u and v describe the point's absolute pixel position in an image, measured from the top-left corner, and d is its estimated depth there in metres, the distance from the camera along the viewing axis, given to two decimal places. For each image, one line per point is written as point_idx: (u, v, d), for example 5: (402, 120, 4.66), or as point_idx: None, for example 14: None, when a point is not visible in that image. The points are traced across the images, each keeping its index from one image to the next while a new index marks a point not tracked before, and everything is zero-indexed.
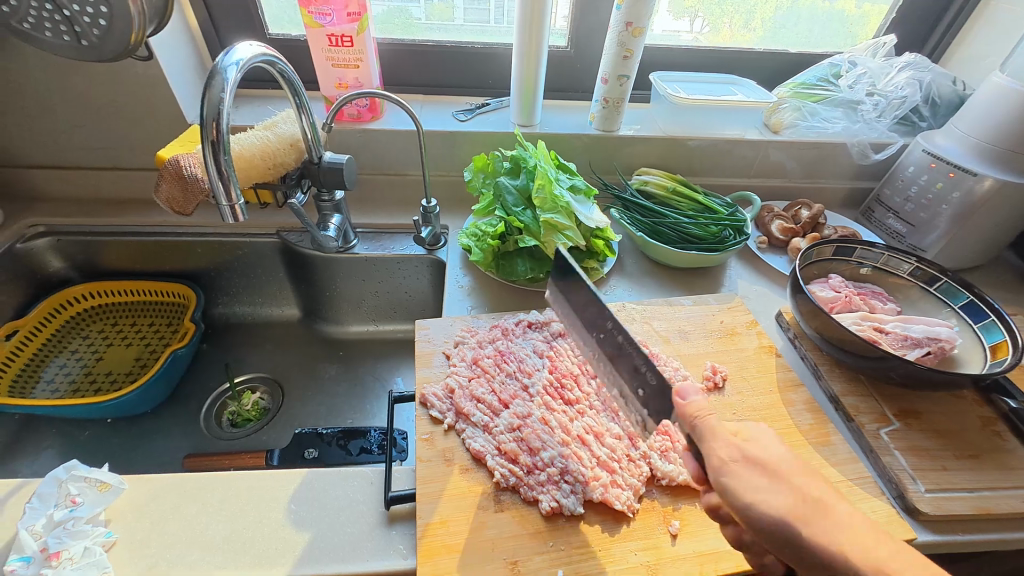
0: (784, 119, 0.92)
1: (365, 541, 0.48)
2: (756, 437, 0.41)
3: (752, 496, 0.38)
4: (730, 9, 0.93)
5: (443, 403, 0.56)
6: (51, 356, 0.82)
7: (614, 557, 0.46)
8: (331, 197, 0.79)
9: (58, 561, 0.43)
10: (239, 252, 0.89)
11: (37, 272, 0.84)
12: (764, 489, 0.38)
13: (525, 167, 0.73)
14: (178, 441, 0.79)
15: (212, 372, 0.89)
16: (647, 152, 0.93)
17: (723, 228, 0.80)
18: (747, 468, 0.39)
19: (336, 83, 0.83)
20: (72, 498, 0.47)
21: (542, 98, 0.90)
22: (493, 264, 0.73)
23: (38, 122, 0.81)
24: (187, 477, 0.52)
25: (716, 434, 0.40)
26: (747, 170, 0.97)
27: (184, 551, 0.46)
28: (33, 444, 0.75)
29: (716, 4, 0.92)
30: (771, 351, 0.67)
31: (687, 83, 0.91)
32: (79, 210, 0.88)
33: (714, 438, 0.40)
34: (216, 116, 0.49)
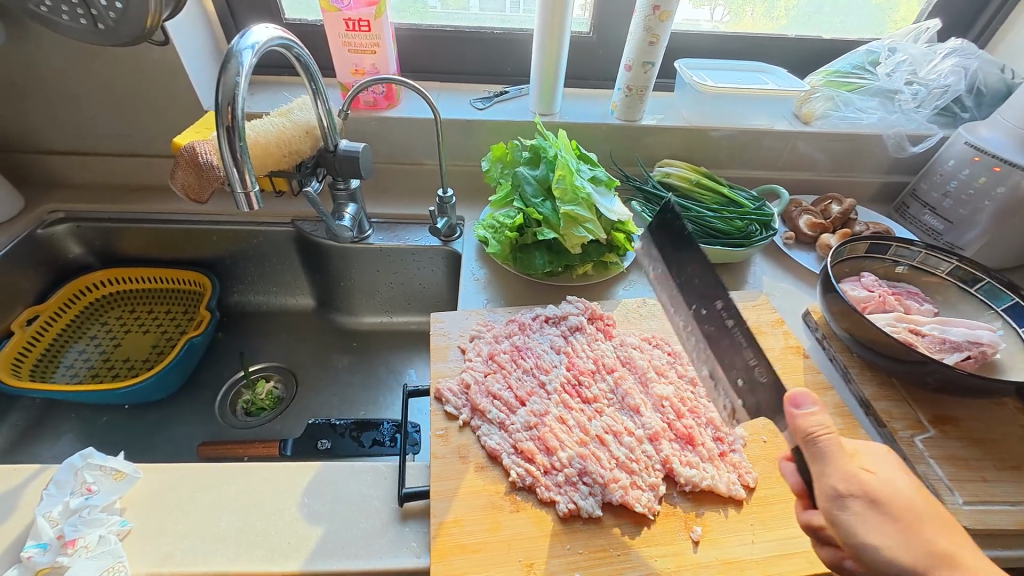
0: (816, 109, 0.89)
1: (378, 538, 0.47)
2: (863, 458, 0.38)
3: None
4: None
5: (458, 399, 0.55)
6: (71, 341, 0.82)
7: (633, 562, 0.44)
8: (346, 185, 0.77)
9: (74, 549, 0.43)
10: (253, 240, 0.89)
11: (57, 258, 0.85)
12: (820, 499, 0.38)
13: (545, 157, 0.71)
14: (193, 428, 0.79)
15: (228, 360, 0.89)
16: (669, 143, 0.90)
17: (749, 222, 0.77)
18: (864, 500, 0.36)
19: (352, 70, 0.81)
20: (87, 486, 0.47)
21: (562, 86, 0.87)
22: (510, 256, 0.71)
23: (57, 108, 0.81)
24: (201, 467, 0.51)
25: (832, 460, 0.37)
26: (775, 163, 0.94)
27: (197, 543, 0.45)
28: (53, 427, 0.76)
29: None
30: (798, 351, 0.64)
31: (714, 70, 0.88)
32: (98, 197, 0.88)
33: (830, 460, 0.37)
34: (231, 100, 0.48)
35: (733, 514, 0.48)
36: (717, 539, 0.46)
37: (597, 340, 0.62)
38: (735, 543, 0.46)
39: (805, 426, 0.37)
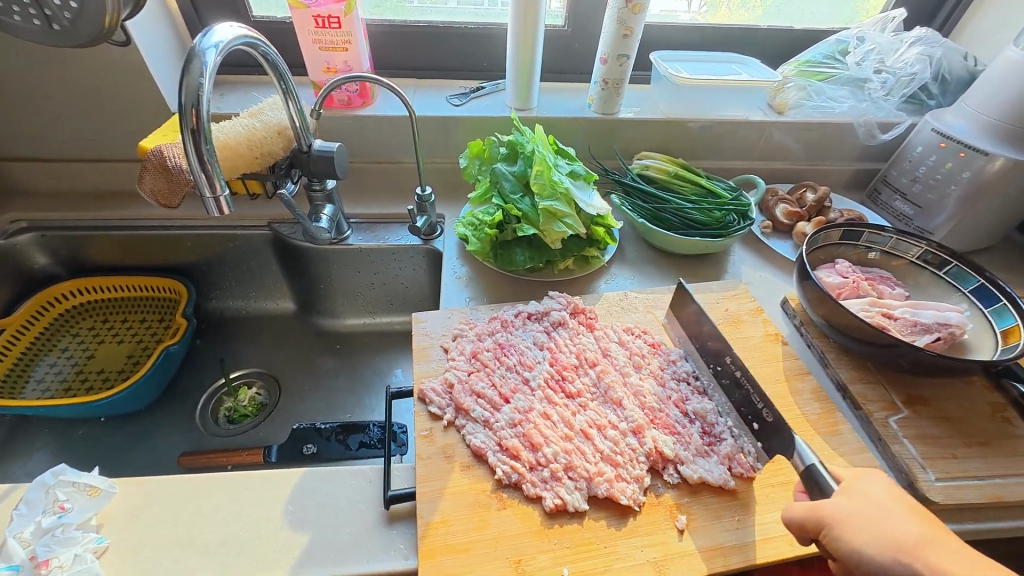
0: (789, 99, 0.90)
1: (364, 543, 0.46)
2: (859, 488, 0.41)
3: (858, 540, 0.38)
4: None
5: (442, 399, 0.55)
6: (41, 355, 0.80)
7: (619, 554, 0.44)
8: (323, 186, 0.76)
9: (47, 570, 0.42)
10: (229, 245, 0.87)
11: (22, 269, 0.82)
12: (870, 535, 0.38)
13: (523, 153, 0.70)
14: (173, 439, 0.78)
15: (207, 368, 0.88)
16: (648, 136, 0.91)
17: (727, 212, 0.78)
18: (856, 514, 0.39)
19: (324, 68, 0.80)
20: (60, 504, 0.46)
21: (539, 81, 0.87)
22: (491, 254, 0.71)
23: (17, 114, 0.78)
24: (180, 479, 0.50)
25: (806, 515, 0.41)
26: (751, 153, 0.95)
27: (178, 559, 0.44)
28: (25, 445, 0.74)
29: None
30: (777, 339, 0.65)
31: (689, 62, 0.89)
32: (64, 204, 0.85)
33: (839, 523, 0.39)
34: (195, 102, 0.46)
35: (719, 503, 0.49)
36: (702, 527, 0.47)
37: (580, 336, 0.62)
38: (720, 530, 0.47)
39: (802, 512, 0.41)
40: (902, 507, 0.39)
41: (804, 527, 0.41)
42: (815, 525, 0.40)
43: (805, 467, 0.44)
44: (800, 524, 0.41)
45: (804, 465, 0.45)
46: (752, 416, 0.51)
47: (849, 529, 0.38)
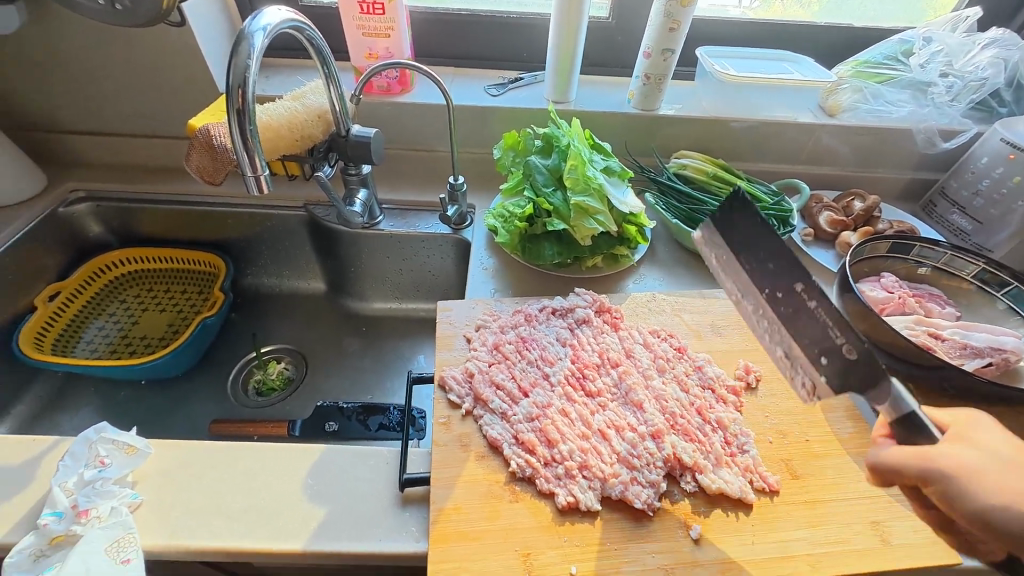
0: (842, 101, 0.85)
1: (378, 522, 0.47)
2: (976, 437, 0.37)
3: (980, 495, 0.34)
4: None
5: (462, 388, 0.55)
6: (91, 318, 0.85)
7: (629, 557, 0.44)
8: (358, 170, 0.78)
9: (87, 520, 0.45)
10: (266, 224, 0.90)
11: (78, 236, 0.87)
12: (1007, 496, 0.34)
13: (558, 146, 0.69)
14: (206, 406, 0.82)
15: (240, 341, 0.91)
16: (688, 134, 0.88)
17: (767, 218, 0.75)
18: (981, 467, 0.34)
19: (366, 54, 0.80)
20: (100, 459, 0.48)
21: (578, 74, 0.85)
22: (519, 247, 0.71)
23: (80, 89, 0.83)
24: (210, 445, 0.52)
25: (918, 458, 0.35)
26: (796, 157, 0.91)
27: (204, 521, 0.47)
28: (73, 401, 0.79)
29: None
30: None
31: (737, 59, 0.86)
32: (117, 177, 0.90)
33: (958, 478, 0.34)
34: (242, 83, 0.48)
35: (738, 516, 0.47)
36: (718, 538, 0.45)
37: (604, 335, 0.61)
38: (736, 544, 0.45)
39: (905, 458, 0.36)
40: (1019, 456, 0.36)
41: (902, 470, 0.36)
42: (922, 471, 0.35)
43: (907, 415, 0.38)
44: (898, 465, 0.36)
45: (901, 411, 0.38)
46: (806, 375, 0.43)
47: (972, 479, 0.34)
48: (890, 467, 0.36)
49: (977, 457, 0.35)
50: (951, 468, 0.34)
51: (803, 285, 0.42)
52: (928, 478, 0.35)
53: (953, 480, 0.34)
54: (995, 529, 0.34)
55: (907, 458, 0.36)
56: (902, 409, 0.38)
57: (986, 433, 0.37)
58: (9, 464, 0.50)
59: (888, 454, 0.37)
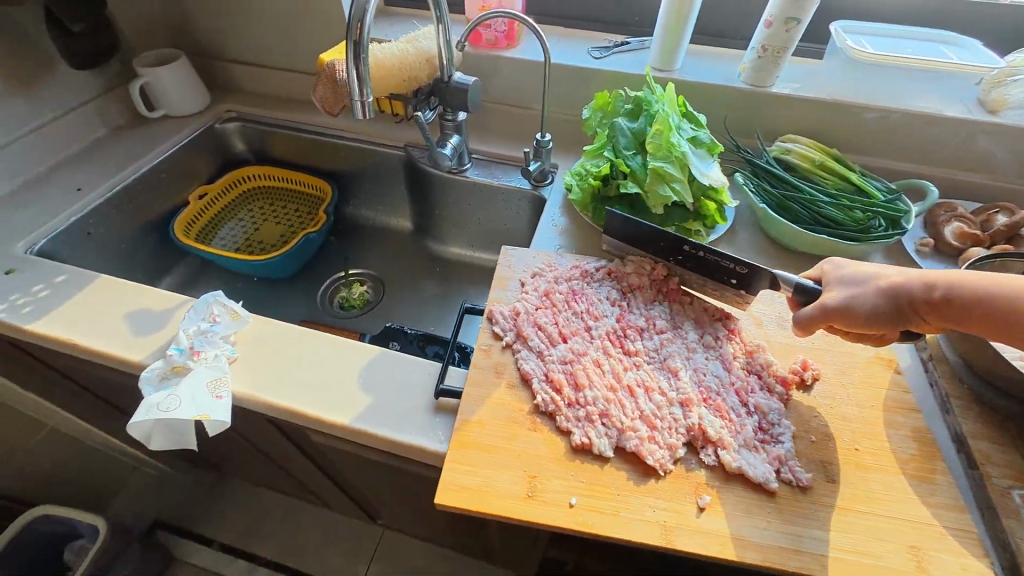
0: (1010, 96, 0.72)
1: (412, 419, 0.54)
2: (842, 275, 0.51)
3: (857, 303, 0.48)
4: None
5: (507, 323, 0.59)
6: (227, 219, 1.02)
7: (630, 505, 0.45)
8: (455, 117, 0.83)
9: (197, 358, 0.56)
10: (371, 159, 1.00)
11: (226, 150, 1.04)
12: (868, 297, 0.48)
13: (647, 110, 0.68)
14: (300, 309, 0.95)
15: (333, 260, 1.04)
16: (801, 117, 0.81)
17: (873, 216, 0.68)
18: (844, 290, 0.50)
19: (479, 6, 0.84)
20: (213, 317, 0.60)
21: (688, 41, 0.81)
22: (590, 207, 0.71)
23: (244, 24, 0.97)
24: (292, 328, 0.62)
25: (824, 310, 0.50)
26: (932, 157, 0.79)
27: (279, 384, 0.56)
28: (204, 283, 0.97)
29: None
30: (888, 365, 0.56)
31: (879, 36, 0.76)
32: (261, 104, 1.05)
33: (845, 303, 0.49)
34: (360, 17, 0.54)
35: (755, 500, 0.46)
36: (726, 514, 0.45)
37: (656, 303, 0.61)
38: (745, 524, 0.44)
39: (819, 312, 0.50)
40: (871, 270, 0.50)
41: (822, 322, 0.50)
42: (826, 313, 0.50)
43: (794, 285, 0.54)
44: (814, 320, 0.50)
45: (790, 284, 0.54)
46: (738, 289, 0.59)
47: (846, 302, 0.49)
48: (812, 322, 0.50)
49: (844, 290, 0.50)
50: (836, 300, 0.49)
51: (686, 245, 0.59)
52: (834, 312, 0.49)
53: (840, 307, 0.49)
54: (884, 317, 0.47)
55: (820, 313, 0.50)
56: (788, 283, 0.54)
57: (846, 268, 0.52)
58: (155, 309, 0.64)
59: (807, 319, 0.51)
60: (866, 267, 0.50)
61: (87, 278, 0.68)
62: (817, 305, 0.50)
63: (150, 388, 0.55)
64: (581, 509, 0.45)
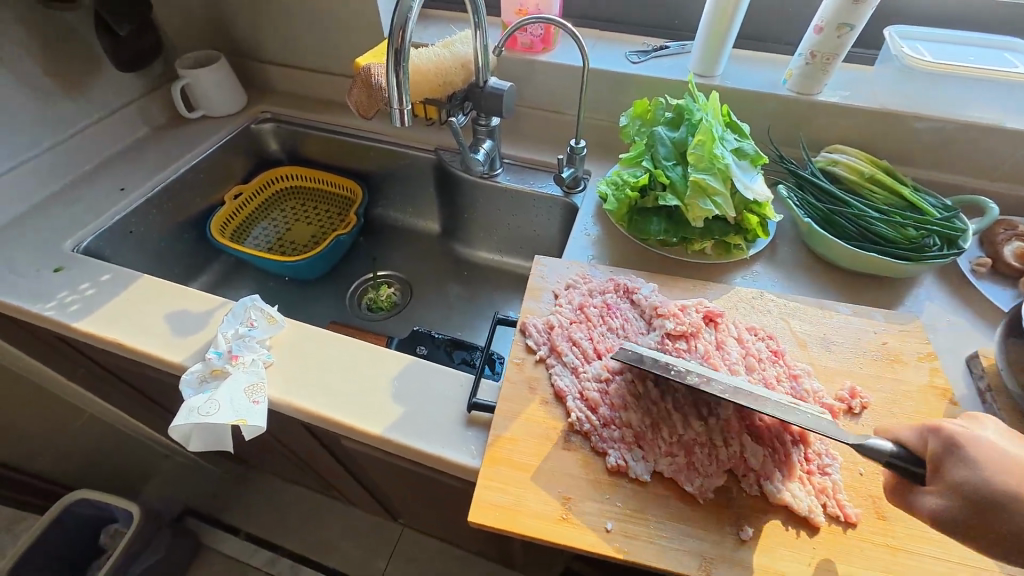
0: None
1: (444, 432, 0.53)
2: (975, 477, 0.36)
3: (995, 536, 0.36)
4: None
5: (541, 336, 0.58)
6: (260, 218, 1.04)
7: (667, 533, 0.44)
8: (488, 122, 0.82)
9: (235, 363, 0.57)
10: (402, 162, 1.00)
11: (260, 150, 1.06)
12: (1011, 529, 0.35)
13: (689, 119, 0.66)
14: (329, 310, 0.97)
15: (362, 261, 1.05)
16: (849, 126, 0.77)
17: (927, 234, 0.64)
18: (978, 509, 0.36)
19: (516, 9, 0.83)
20: (251, 321, 0.61)
21: (731, 46, 0.79)
22: (626, 217, 0.70)
23: (281, 25, 0.98)
24: (326, 334, 0.62)
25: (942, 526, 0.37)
26: (991, 171, 0.75)
27: (314, 391, 0.57)
28: (237, 281, 0.98)
29: None
30: (942, 394, 0.54)
31: (938, 43, 0.72)
32: (295, 104, 1.06)
33: (980, 529, 0.36)
34: (403, 24, 0.53)
35: (798, 533, 0.44)
36: (767, 546, 0.43)
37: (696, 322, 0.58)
38: (787, 559, 0.43)
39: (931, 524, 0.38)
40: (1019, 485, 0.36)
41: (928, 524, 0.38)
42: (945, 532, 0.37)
43: (888, 461, 0.40)
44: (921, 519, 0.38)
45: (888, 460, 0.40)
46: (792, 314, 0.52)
47: (981, 537, 0.36)
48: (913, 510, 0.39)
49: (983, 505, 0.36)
50: (962, 527, 0.36)
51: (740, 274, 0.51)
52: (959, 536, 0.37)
53: (967, 534, 0.36)
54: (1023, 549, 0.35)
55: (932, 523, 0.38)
56: (880, 459, 0.40)
57: (972, 465, 0.37)
58: (194, 310, 0.65)
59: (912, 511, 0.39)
60: (1000, 475, 0.36)
61: (131, 278, 0.70)
62: (931, 514, 0.38)
63: (189, 390, 0.56)
64: (616, 534, 0.44)
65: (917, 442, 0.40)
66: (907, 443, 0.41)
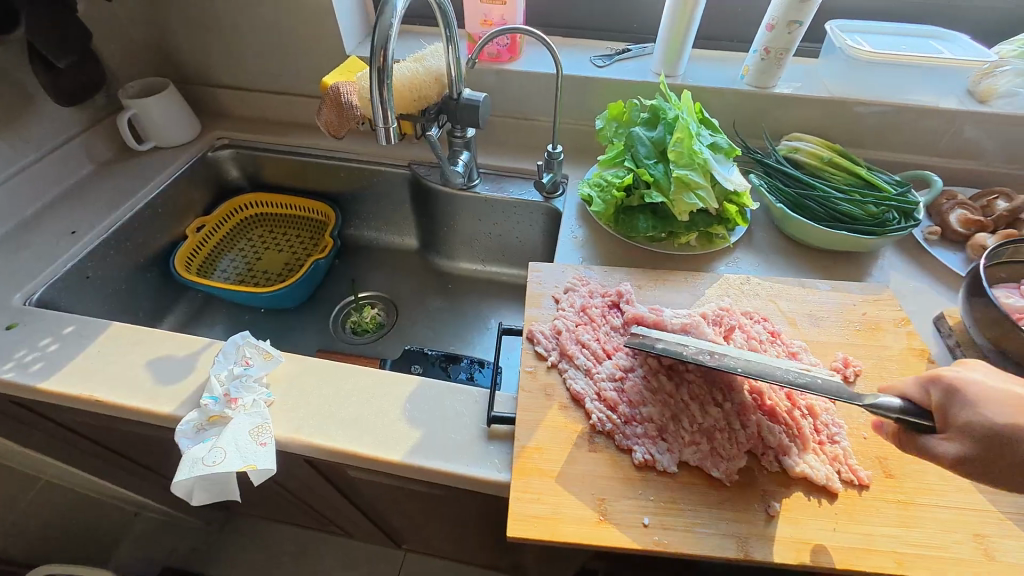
0: (999, 85, 0.75)
1: (467, 450, 0.52)
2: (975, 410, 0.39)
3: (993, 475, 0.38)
4: None
5: (549, 342, 0.58)
6: (226, 250, 0.98)
7: (702, 519, 0.45)
8: (464, 133, 0.82)
9: (235, 406, 0.54)
10: (374, 179, 0.98)
11: (220, 178, 1.00)
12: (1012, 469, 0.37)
13: (664, 118, 0.69)
14: (313, 338, 0.93)
15: (341, 284, 1.01)
16: (804, 115, 0.83)
17: (887, 209, 0.70)
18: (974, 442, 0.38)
19: (481, 20, 0.84)
20: (245, 359, 0.57)
21: (691, 46, 0.82)
22: (613, 217, 0.72)
23: (233, 48, 0.94)
24: (326, 364, 0.60)
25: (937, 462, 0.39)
26: (929, 148, 0.82)
27: (324, 424, 0.54)
28: (209, 317, 0.93)
29: None
30: (922, 355, 0.58)
31: (874, 34, 0.79)
32: (253, 128, 1.01)
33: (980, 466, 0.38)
34: (384, 43, 0.53)
35: (820, 501, 0.47)
36: (795, 518, 0.45)
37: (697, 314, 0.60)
38: (815, 527, 0.45)
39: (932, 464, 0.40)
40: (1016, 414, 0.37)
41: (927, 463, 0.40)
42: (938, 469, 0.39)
43: (897, 417, 0.41)
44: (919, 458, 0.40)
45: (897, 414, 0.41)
46: None
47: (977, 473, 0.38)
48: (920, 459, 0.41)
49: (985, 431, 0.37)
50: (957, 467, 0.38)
51: None
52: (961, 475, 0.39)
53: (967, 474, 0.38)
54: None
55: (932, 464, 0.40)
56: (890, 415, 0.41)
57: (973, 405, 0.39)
58: (178, 355, 0.61)
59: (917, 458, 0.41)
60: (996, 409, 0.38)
61: (98, 327, 0.64)
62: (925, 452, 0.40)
63: (187, 441, 0.52)
64: (654, 528, 0.45)
65: (919, 394, 0.42)
66: (914, 398, 0.42)
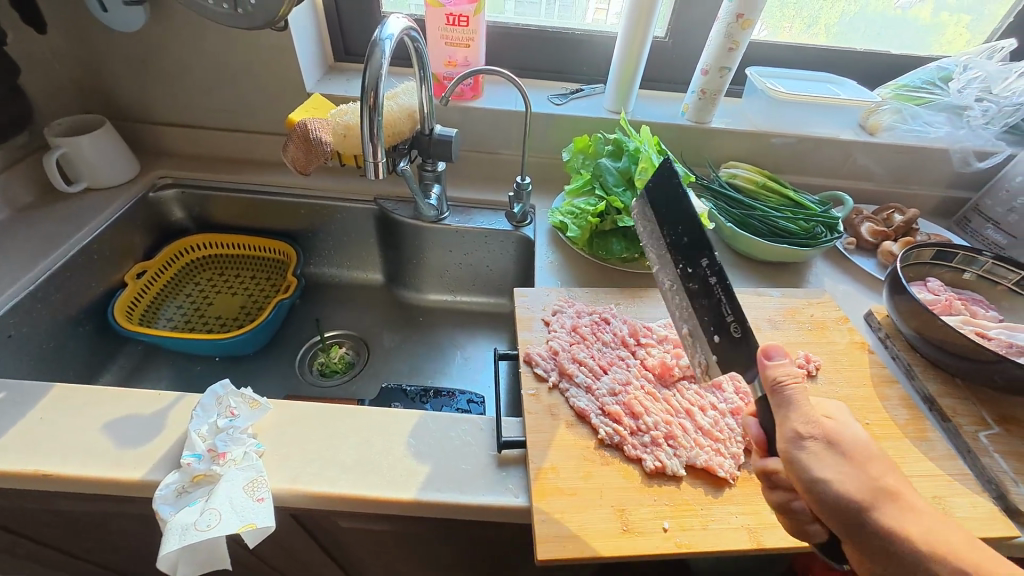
0: (883, 121, 0.92)
1: (479, 479, 0.52)
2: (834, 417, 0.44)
3: (822, 471, 0.40)
4: (790, 13, 0.94)
5: (547, 363, 0.60)
6: (170, 296, 0.90)
7: (715, 516, 0.48)
8: (434, 167, 0.84)
9: (224, 461, 0.49)
10: (337, 215, 0.96)
11: (162, 220, 0.93)
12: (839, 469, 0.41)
13: (627, 150, 0.76)
14: (279, 383, 0.87)
15: (304, 324, 0.96)
16: (735, 145, 0.94)
17: (815, 224, 0.81)
18: (823, 445, 0.41)
19: (445, 62, 0.87)
20: (230, 410, 0.53)
21: (637, 86, 0.91)
22: (587, 241, 0.77)
23: (178, 85, 0.90)
24: (319, 407, 0.57)
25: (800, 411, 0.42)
26: (835, 173, 0.97)
27: (324, 470, 0.51)
28: (153, 371, 0.84)
29: (774, 6, 0.93)
30: (862, 346, 0.67)
31: (786, 79, 0.92)
32: (200, 167, 0.96)
33: (795, 408, 0.42)
34: (374, 86, 0.55)
35: None
36: None
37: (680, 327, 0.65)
38: None
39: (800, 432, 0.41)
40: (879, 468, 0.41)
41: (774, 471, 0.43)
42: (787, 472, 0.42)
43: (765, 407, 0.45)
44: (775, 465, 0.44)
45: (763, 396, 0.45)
46: (715, 330, 0.48)
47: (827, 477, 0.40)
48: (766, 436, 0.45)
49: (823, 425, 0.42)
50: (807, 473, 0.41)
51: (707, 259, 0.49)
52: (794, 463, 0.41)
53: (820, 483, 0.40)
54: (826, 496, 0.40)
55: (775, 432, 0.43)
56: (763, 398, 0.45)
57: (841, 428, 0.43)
58: (142, 413, 0.55)
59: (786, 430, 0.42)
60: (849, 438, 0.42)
61: (35, 391, 0.56)
62: (786, 375, 0.42)
63: (168, 508, 0.47)
64: (674, 531, 0.47)
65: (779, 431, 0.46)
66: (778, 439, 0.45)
